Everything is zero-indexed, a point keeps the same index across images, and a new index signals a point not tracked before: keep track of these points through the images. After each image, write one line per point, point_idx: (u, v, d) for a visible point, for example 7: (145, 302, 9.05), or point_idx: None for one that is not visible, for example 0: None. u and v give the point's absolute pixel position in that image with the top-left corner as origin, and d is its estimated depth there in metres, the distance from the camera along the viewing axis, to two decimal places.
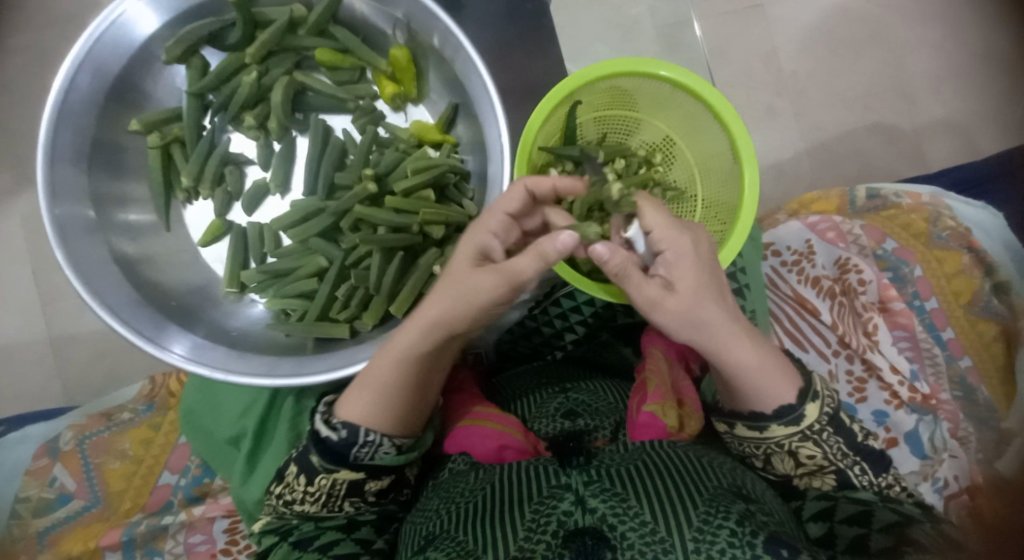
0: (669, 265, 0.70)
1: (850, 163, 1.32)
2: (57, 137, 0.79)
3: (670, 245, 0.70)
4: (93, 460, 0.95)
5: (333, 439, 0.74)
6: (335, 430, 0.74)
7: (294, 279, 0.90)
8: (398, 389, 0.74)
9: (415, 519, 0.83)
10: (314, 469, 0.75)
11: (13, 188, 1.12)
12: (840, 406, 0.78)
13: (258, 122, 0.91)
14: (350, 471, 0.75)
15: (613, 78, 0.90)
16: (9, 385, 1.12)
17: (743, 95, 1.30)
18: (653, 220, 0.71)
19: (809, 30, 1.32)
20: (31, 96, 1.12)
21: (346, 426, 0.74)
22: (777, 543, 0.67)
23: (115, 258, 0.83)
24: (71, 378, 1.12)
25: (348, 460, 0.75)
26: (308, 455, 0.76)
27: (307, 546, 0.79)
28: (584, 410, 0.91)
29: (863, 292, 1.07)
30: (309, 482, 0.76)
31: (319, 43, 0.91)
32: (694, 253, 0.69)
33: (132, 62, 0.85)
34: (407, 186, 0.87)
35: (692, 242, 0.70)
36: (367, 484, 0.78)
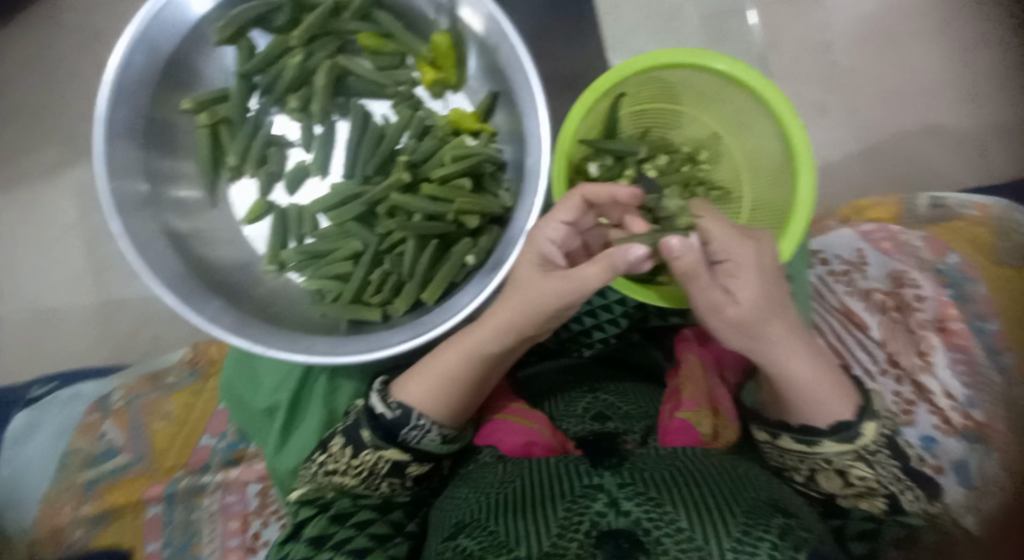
0: (731, 275, 0.72)
1: (901, 165, 1.23)
2: (114, 112, 0.82)
3: (735, 256, 0.72)
4: (142, 419, 1.00)
5: (387, 417, 0.78)
6: (390, 408, 0.78)
7: (329, 261, 0.91)
8: (460, 379, 0.78)
9: (441, 507, 0.85)
10: (362, 444, 0.79)
11: (66, 161, 1.17)
12: (897, 430, 0.82)
13: (302, 105, 0.92)
14: (398, 451, 0.78)
15: (660, 70, 0.87)
16: (55, 346, 1.17)
17: (794, 90, 1.23)
18: (715, 232, 0.74)
19: (871, 23, 1.25)
20: (84, 74, 1.16)
21: (399, 407, 0.78)
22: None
23: (164, 233, 0.86)
24: (111, 341, 1.16)
25: (398, 440, 0.78)
26: (359, 428, 0.79)
27: (344, 520, 0.81)
28: (613, 413, 0.90)
29: (919, 308, 0.98)
30: (354, 455, 0.79)
31: (363, 28, 0.91)
32: (757, 263, 0.72)
33: (185, 41, 0.87)
34: (444, 175, 0.87)
35: (755, 251, 0.73)
36: (408, 467, 0.80)
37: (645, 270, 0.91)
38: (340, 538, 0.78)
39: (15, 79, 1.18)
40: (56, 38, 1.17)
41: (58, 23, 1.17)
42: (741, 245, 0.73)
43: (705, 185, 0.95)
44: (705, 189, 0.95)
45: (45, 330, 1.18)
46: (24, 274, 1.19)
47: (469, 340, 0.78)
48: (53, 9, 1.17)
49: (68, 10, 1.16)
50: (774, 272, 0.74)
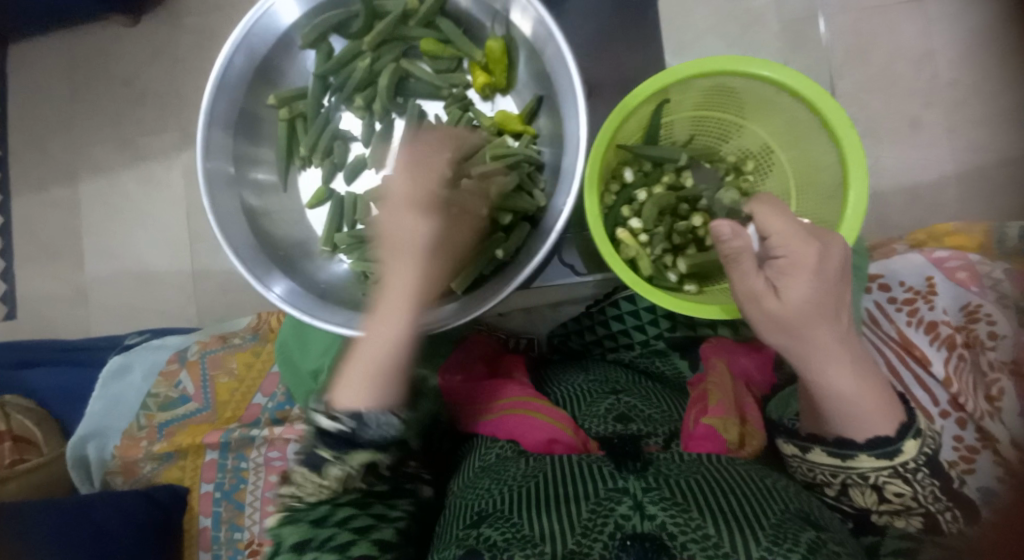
0: (783, 272, 0.75)
1: (1014, 193, 1.13)
2: (215, 105, 0.94)
3: (790, 253, 0.74)
4: (210, 373, 1.14)
5: (337, 430, 0.74)
6: (338, 423, 0.74)
7: (376, 246, 1.00)
8: (391, 370, 0.73)
9: (460, 497, 0.84)
10: (325, 461, 0.77)
11: (180, 145, 1.35)
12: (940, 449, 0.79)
13: (367, 104, 1.02)
14: (364, 454, 0.76)
15: (709, 80, 0.84)
16: (160, 304, 1.36)
17: (883, 102, 1.16)
18: (777, 227, 0.75)
19: (986, 34, 1.15)
20: (202, 69, 1.34)
21: (351, 419, 0.74)
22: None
23: (243, 210, 0.98)
24: (208, 304, 1.34)
25: (355, 443, 0.75)
26: (317, 449, 0.77)
27: (323, 521, 0.75)
28: (636, 415, 0.92)
29: (990, 347, 0.90)
30: (320, 475, 0.78)
31: (425, 34, 0.98)
32: (817, 265, 0.73)
33: (276, 46, 0.99)
34: (484, 171, 0.93)
35: (818, 254, 0.74)
36: (379, 464, 0.79)
37: (672, 278, 0.91)
38: (324, 545, 0.72)
39: (142, 68, 1.36)
40: (180, 38, 1.35)
41: (180, 25, 1.34)
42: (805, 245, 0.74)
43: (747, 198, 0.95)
44: None
45: (149, 290, 1.36)
46: (134, 238, 1.37)
47: (382, 324, 0.74)
48: (178, 12, 1.34)
49: (191, 12, 1.34)
50: (839, 279, 0.75)
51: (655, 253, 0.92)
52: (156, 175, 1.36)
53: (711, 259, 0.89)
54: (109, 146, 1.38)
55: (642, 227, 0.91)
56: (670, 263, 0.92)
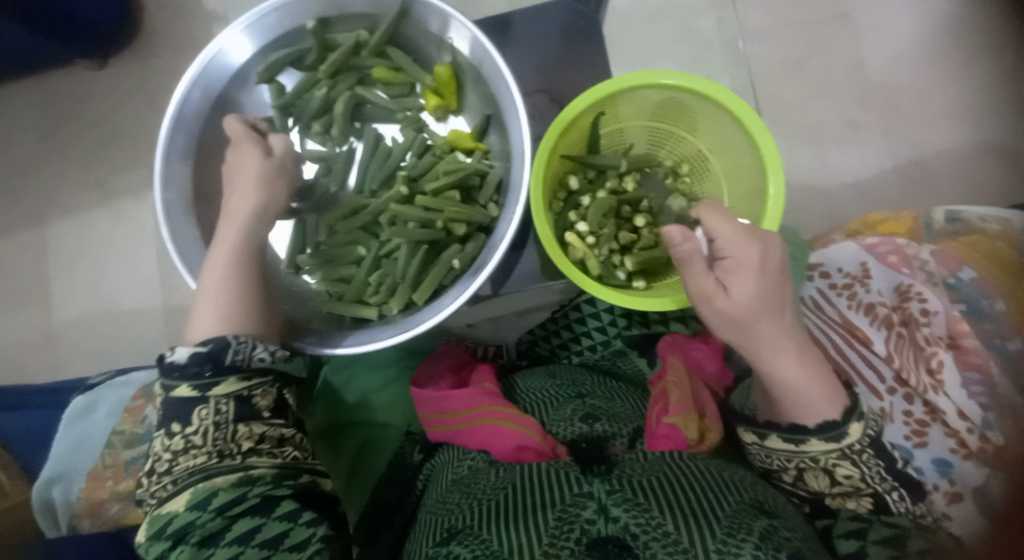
0: (729, 272, 0.80)
1: (951, 183, 1.21)
2: (172, 139, 1.00)
3: (736, 253, 0.80)
4: None
5: (201, 350, 0.76)
6: (201, 345, 0.76)
7: (338, 264, 1.02)
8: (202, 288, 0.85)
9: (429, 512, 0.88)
10: (193, 404, 0.75)
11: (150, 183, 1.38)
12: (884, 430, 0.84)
13: (325, 130, 1.07)
14: (238, 379, 0.77)
15: (636, 92, 0.92)
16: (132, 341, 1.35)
17: (823, 107, 1.25)
18: (720, 230, 0.82)
19: (914, 39, 1.26)
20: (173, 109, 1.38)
21: (211, 341, 0.77)
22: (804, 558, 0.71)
23: (203, 235, 1.02)
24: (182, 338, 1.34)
25: (226, 365, 0.76)
26: (173, 388, 0.75)
27: (203, 504, 0.72)
28: (602, 414, 0.95)
29: (925, 323, 0.96)
30: (190, 428, 0.75)
31: (377, 63, 1.04)
32: (760, 264, 0.79)
33: (231, 83, 1.05)
34: (436, 186, 0.97)
35: (761, 253, 0.80)
36: (255, 400, 0.79)
37: (620, 276, 0.95)
38: (221, 558, 0.69)
39: (113, 110, 1.39)
40: (152, 80, 1.39)
41: (150, 66, 1.39)
42: (748, 246, 0.80)
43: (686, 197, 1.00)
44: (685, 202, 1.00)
45: (119, 328, 1.36)
46: (105, 277, 1.38)
47: (212, 260, 0.86)
48: (147, 54, 1.39)
49: (160, 54, 1.39)
50: (778, 277, 0.81)
51: (602, 254, 0.96)
52: (128, 213, 1.38)
53: (657, 256, 0.94)
54: (80, 188, 1.39)
55: (588, 230, 0.95)
56: (618, 262, 0.96)
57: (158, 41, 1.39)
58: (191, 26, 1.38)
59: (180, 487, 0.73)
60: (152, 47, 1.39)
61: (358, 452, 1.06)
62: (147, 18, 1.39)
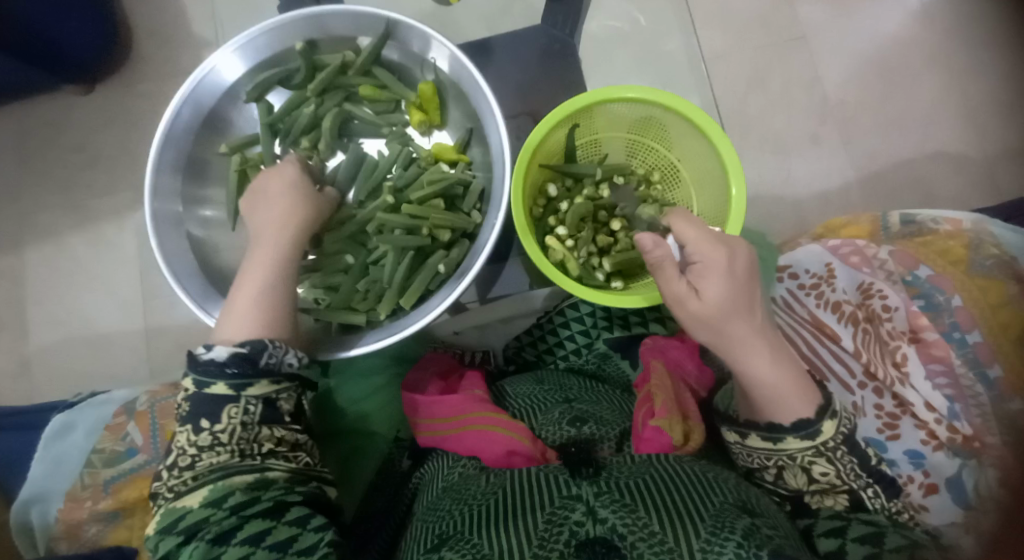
0: (701, 275, 0.83)
1: (909, 190, 1.30)
2: (162, 153, 1.02)
3: (705, 259, 0.83)
4: (161, 420, 1.14)
5: (243, 350, 0.77)
6: (239, 346, 0.77)
7: (323, 273, 1.04)
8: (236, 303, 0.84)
9: (422, 520, 0.88)
10: (222, 402, 0.76)
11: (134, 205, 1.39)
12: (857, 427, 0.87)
13: (313, 145, 1.10)
14: (269, 383, 0.78)
15: (607, 104, 0.98)
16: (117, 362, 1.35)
17: (785, 123, 1.33)
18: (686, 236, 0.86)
19: (867, 59, 1.35)
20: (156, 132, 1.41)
21: (250, 343, 0.78)
22: (781, 556, 0.71)
23: (191, 247, 1.04)
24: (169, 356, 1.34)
25: (259, 367, 0.78)
26: (207, 385, 0.76)
27: (219, 503, 0.72)
28: (591, 418, 0.98)
29: (887, 319, 1.03)
30: (214, 427, 0.75)
31: (363, 81, 1.08)
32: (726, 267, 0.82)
33: (222, 99, 1.08)
34: (421, 195, 1.01)
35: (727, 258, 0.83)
36: (279, 403, 0.80)
37: (599, 277, 0.99)
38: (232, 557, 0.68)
39: (97, 134, 1.42)
40: (139, 105, 1.42)
41: (133, 91, 1.43)
42: (713, 251, 0.83)
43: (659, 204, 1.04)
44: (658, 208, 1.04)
45: (100, 351, 1.36)
46: (87, 299, 1.38)
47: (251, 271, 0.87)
48: (130, 81, 1.43)
49: (146, 78, 1.43)
50: (748, 278, 0.83)
51: (581, 257, 1.00)
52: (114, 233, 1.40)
53: (632, 258, 0.98)
54: (63, 212, 1.40)
55: (567, 233, 1.00)
56: (596, 264, 1.00)
57: (144, 66, 1.43)
58: (179, 52, 1.43)
59: (198, 484, 0.73)
60: (134, 72, 1.43)
61: (342, 466, 1.05)
62: (135, 44, 1.44)
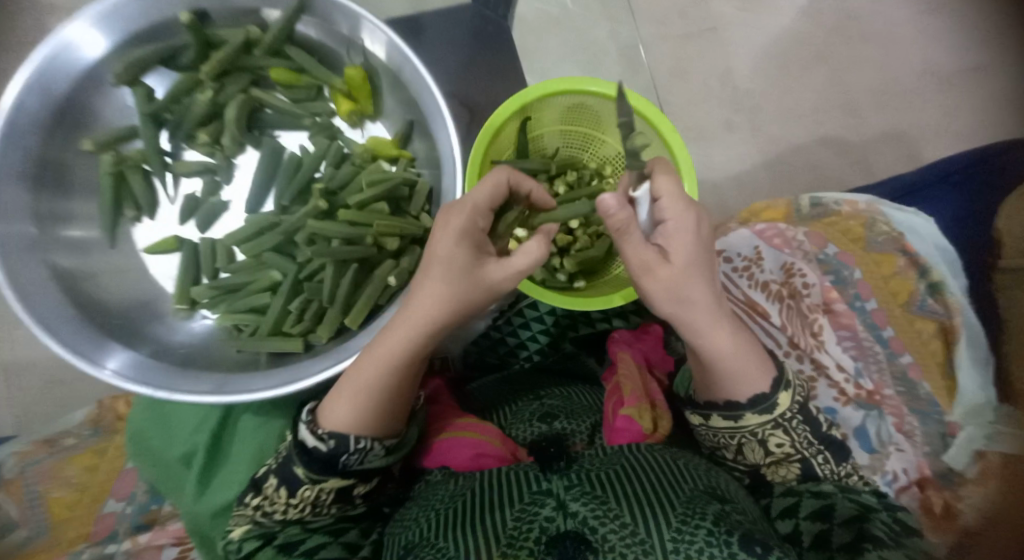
0: (669, 238, 0.76)
1: (808, 173, 1.39)
2: (2, 157, 0.80)
3: (671, 222, 0.76)
4: (38, 488, 0.93)
5: (320, 450, 0.74)
6: (323, 439, 0.74)
7: (246, 293, 0.89)
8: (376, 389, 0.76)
9: (393, 529, 0.82)
10: (298, 480, 0.75)
11: None
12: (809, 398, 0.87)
13: (213, 139, 0.93)
14: (338, 478, 0.76)
15: (560, 97, 0.95)
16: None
17: (694, 109, 1.39)
18: (664, 190, 0.76)
19: (766, 50, 1.42)
20: None
21: (330, 439, 0.74)
22: (750, 540, 0.69)
23: (55, 277, 0.82)
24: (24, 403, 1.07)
25: (337, 469, 0.75)
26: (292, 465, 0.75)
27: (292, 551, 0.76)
28: (561, 412, 0.94)
29: (807, 295, 1.12)
30: (291, 493, 0.77)
31: (274, 63, 0.94)
32: (694, 229, 0.76)
33: (81, 82, 0.86)
34: (361, 199, 0.89)
35: (695, 221, 0.76)
36: (354, 489, 0.79)
37: (562, 278, 0.95)
38: None
39: None
40: None
41: None
42: (682, 212, 0.76)
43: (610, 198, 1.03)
44: None
45: None
46: None
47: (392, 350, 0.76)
48: None
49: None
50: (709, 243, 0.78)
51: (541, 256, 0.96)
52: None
53: (593, 255, 0.96)
54: None
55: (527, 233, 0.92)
56: (558, 264, 0.96)
57: None
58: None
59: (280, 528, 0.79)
60: None
61: None
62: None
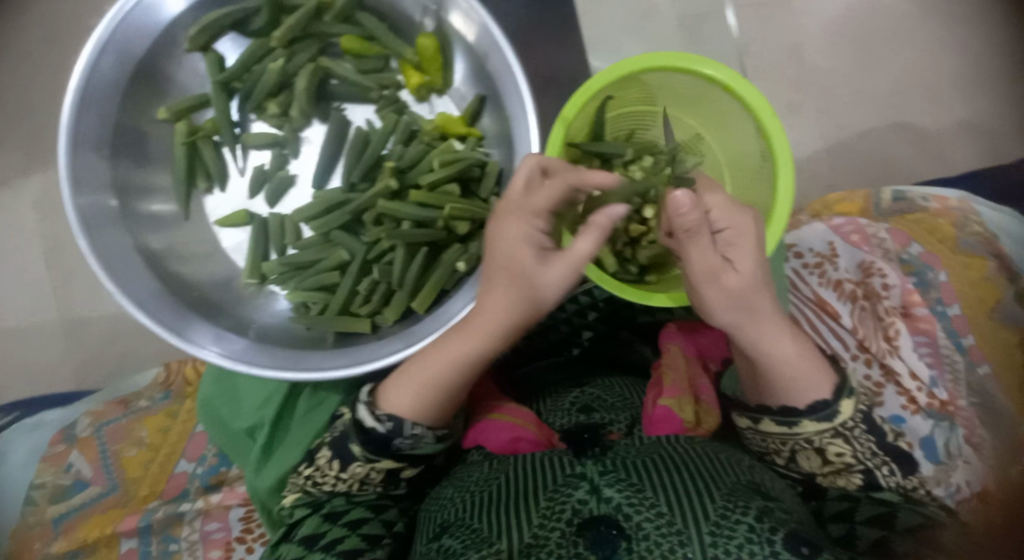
0: (730, 244, 0.70)
1: (868, 159, 1.33)
2: (78, 121, 0.78)
3: (733, 223, 0.70)
4: (110, 447, 0.98)
5: (378, 431, 0.76)
6: (381, 421, 0.76)
7: (314, 271, 0.89)
8: (449, 380, 0.75)
9: (428, 505, 0.85)
10: (353, 458, 0.78)
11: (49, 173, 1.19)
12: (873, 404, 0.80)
13: (281, 110, 0.90)
14: (391, 460, 0.78)
15: (647, 73, 0.87)
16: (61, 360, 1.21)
17: (769, 90, 1.32)
18: (715, 199, 0.71)
19: (844, 24, 1.33)
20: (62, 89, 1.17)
21: (391, 420, 0.75)
22: (796, 540, 0.67)
23: (138, 250, 0.82)
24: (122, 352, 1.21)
25: (391, 450, 0.77)
26: (348, 441, 0.78)
27: (337, 520, 0.80)
28: (599, 405, 0.92)
29: (886, 296, 1.06)
30: (343, 467, 0.79)
31: (345, 30, 0.90)
32: (756, 236, 0.71)
33: (155, 44, 0.83)
34: (432, 180, 0.86)
35: (755, 225, 0.71)
36: (402, 472, 0.81)
37: (634, 270, 0.93)
38: (335, 537, 0.78)
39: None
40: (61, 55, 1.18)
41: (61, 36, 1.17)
42: (739, 214, 0.71)
43: None
44: None
45: (16, 341, 1.22)
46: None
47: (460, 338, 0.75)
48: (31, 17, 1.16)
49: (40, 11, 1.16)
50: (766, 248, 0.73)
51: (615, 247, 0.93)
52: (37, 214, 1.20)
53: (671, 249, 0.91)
54: None
55: None
56: (629, 255, 0.94)
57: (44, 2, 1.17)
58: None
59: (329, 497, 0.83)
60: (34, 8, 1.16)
61: None
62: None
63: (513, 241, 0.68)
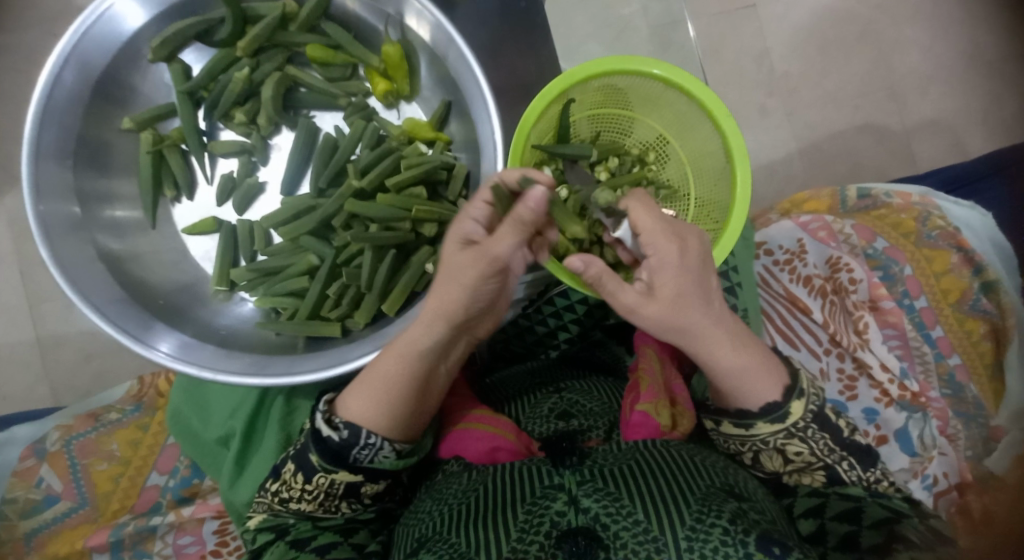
0: (653, 271, 0.70)
1: (842, 161, 1.35)
2: (42, 133, 0.79)
3: (657, 249, 0.70)
4: (79, 461, 0.97)
5: (334, 440, 0.72)
6: (336, 429, 0.73)
7: (284, 277, 0.90)
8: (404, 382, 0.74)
9: (407, 522, 0.82)
10: (314, 470, 0.74)
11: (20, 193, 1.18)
12: (825, 400, 0.78)
13: (249, 118, 0.91)
14: (350, 472, 0.74)
15: (606, 76, 0.90)
16: (36, 381, 1.20)
17: (738, 95, 1.34)
18: (642, 224, 0.71)
19: (808, 30, 1.36)
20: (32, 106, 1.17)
21: (348, 427, 0.73)
22: (768, 540, 0.67)
23: (100, 256, 0.83)
24: (100, 368, 1.20)
25: (348, 461, 0.73)
26: (307, 454, 0.74)
27: (304, 547, 0.76)
28: (577, 411, 0.91)
29: (853, 290, 1.08)
30: (306, 480, 0.75)
31: (311, 40, 0.91)
32: (679, 260, 0.70)
33: (119, 56, 0.85)
34: (398, 181, 0.87)
35: (680, 250, 0.70)
36: (364, 487, 0.77)
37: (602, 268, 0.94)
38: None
39: None
40: (26, 73, 1.17)
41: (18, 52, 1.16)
42: (666, 239, 0.70)
43: (654, 184, 0.98)
44: (654, 188, 0.98)
45: None
46: None
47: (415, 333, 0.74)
48: None
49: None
50: (702, 268, 0.72)
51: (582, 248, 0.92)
52: (12, 233, 1.19)
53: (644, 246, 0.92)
54: None
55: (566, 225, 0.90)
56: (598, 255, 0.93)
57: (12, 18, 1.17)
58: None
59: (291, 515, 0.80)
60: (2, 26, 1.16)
61: None
62: None
63: (462, 267, 0.68)
